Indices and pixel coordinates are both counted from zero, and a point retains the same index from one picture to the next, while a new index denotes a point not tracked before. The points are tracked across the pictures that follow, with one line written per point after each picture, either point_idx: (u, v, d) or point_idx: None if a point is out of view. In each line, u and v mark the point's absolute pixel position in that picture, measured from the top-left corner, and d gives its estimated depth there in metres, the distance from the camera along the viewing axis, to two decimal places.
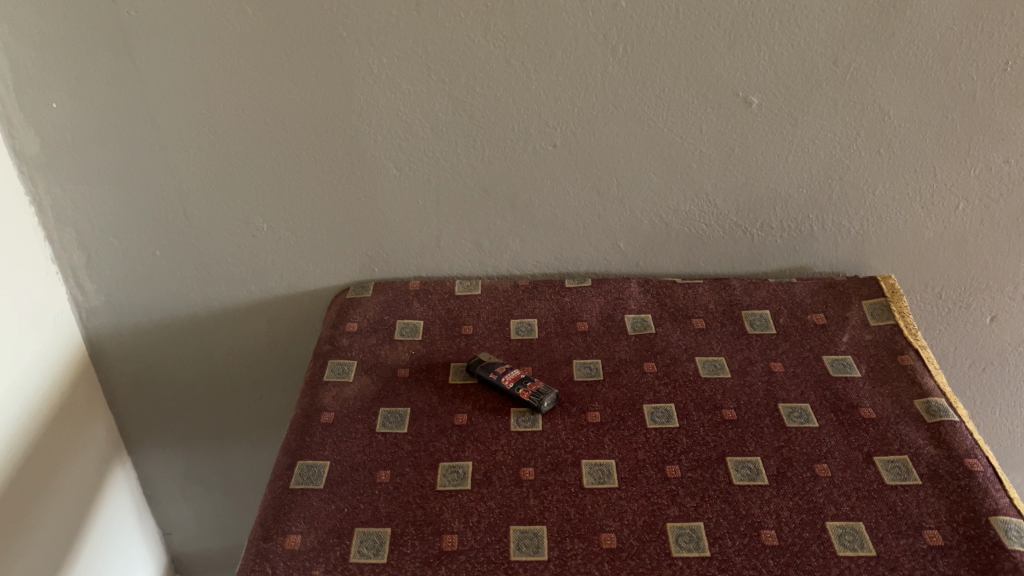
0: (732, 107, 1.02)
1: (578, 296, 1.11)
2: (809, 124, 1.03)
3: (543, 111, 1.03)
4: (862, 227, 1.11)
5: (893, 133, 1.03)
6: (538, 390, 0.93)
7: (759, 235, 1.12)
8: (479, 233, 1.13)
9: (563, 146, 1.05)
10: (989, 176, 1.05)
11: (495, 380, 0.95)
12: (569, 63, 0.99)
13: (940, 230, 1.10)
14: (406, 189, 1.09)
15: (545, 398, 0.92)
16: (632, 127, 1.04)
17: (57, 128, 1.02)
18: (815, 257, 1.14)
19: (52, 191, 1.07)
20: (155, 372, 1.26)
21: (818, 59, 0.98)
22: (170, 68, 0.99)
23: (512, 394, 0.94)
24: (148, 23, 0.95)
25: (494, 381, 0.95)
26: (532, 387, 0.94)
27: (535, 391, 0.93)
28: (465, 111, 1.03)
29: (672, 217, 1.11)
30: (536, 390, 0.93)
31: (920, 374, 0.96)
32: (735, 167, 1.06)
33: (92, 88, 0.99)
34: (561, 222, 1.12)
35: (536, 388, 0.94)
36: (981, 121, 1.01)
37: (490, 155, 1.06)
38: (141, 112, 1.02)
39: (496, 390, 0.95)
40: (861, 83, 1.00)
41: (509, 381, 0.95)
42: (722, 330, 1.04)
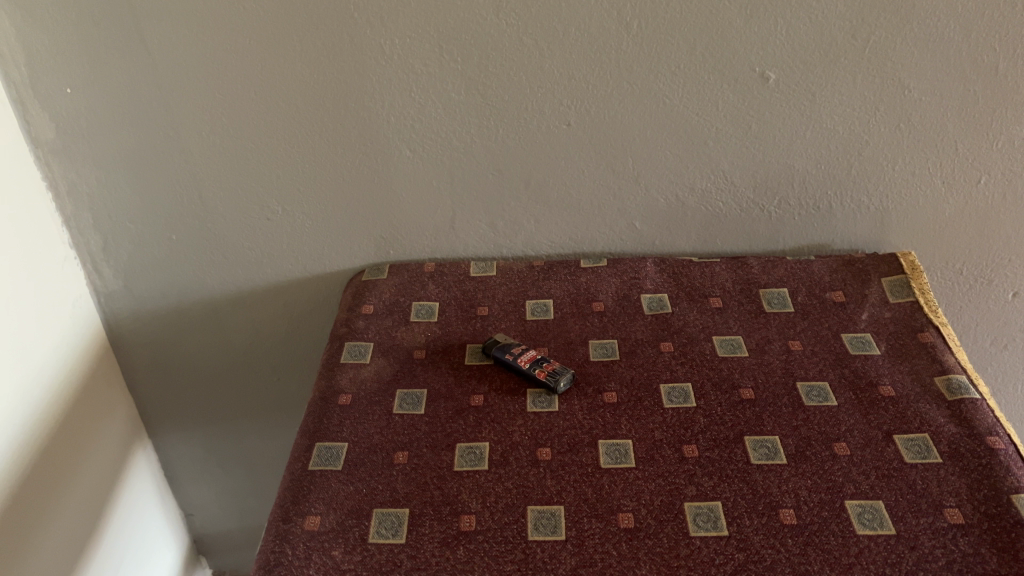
0: (748, 82, 1.00)
1: (593, 277, 1.10)
2: (828, 99, 1.01)
3: (556, 90, 1.02)
4: (881, 203, 1.09)
5: (912, 106, 1.01)
6: (553, 371, 0.93)
7: (776, 213, 1.11)
8: (492, 214, 1.13)
9: (576, 125, 1.05)
10: (1012, 149, 1.03)
11: (513, 363, 0.95)
12: (583, 41, 0.98)
13: (960, 205, 1.09)
14: (419, 170, 1.09)
15: (560, 380, 0.92)
16: (647, 104, 1.03)
17: (72, 113, 1.02)
18: (833, 234, 1.13)
19: (68, 177, 1.07)
20: (174, 356, 1.27)
21: (836, 32, 0.96)
22: (182, 51, 0.98)
23: (528, 376, 0.94)
24: (158, 7, 0.95)
25: (511, 364, 0.95)
26: (547, 367, 0.93)
27: (549, 373, 0.93)
28: (478, 90, 1.02)
29: (688, 196, 1.10)
30: (550, 371, 0.93)
31: (940, 352, 0.95)
32: (752, 143, 1.05)
33: (106, 73, 0.99)
34: (576, 202, 1.11)
35: (552, 370, 0.93)
36: (1003, 92, 0.99)
37: (503, 135, 1.06)
38: (155, 96, 1.02)
39: (514, 372, 0.95)
40: (880, 56, 0.98)
41: (525, 363, 0.94)
42: (739, 309, 1.04)
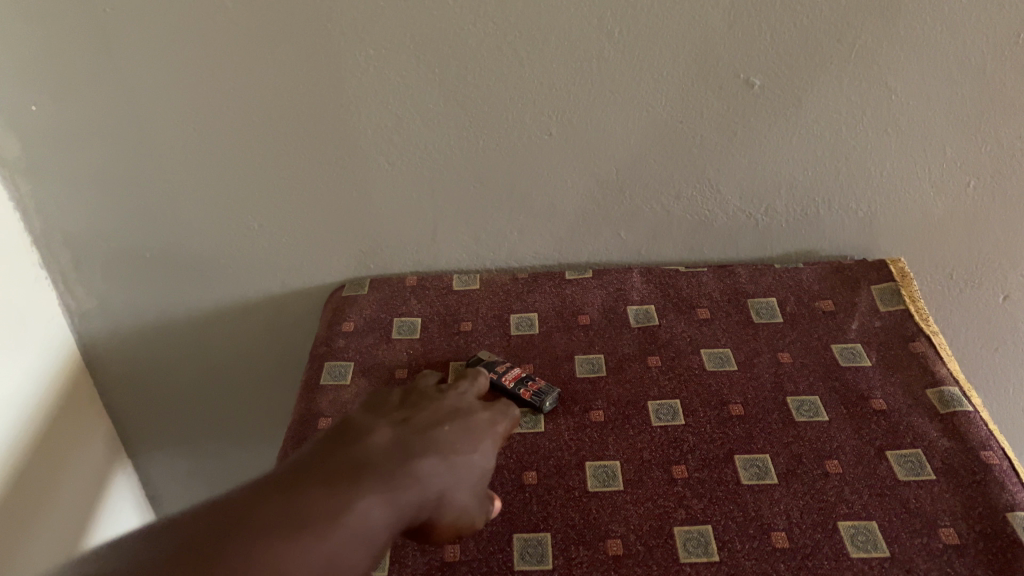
0: (732, 88, 0.98)
1: (578, 289, 1.08)
2: (814, 104, 0.99)
3: (538, 98, 0.99)
4: (869, 208, 1.07)
5: (900, 110, 0.99)
6: (540, 390, 0.91)
7: (763, 220, 1.09)
8: (474, 226, 1.10)
9: (558, 135, 1.02)
10: (1002, 152, 1.02)
11: (498, 382, 0.93)
12: (563, 49, 0.95)
13: (950, 209, 1.07)
14: (398, 183, 1.06)
15: (548, 398, 0.90)
16: (630, 113, 1.00)
17: (38, 130, 0.99)
18: (821, 240, 1.11)
19: (36, 196, 1.04)
20: (153, 375, 1.24)
21: (821, 36, 0.94)
22: (150, 66, 0.95)
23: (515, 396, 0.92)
24: (124, 21, 0.92)
25: (497, 383, 0.93)
26: (534, 386, 0.92)
27: (536, 392, 0.91)
28: (457, 101, 0.99)
29: (673, 205, 1.08)
30: (537, 390, 0.91)
31: (932, 362, 0.93)
32: (737, 150, 1.03)
33: (72, 89, 0.96)
34: (560, 212, 1.09)
35: (539, 388, 0.91)
36: (992, 94, 0.97)
37: (484, 147, 1.03)
38: (124, 112, 0.99)
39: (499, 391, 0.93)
40: (867, 60, 0.96)
41: (511, 382, 0.92)
42: (727, 320, 1.02)
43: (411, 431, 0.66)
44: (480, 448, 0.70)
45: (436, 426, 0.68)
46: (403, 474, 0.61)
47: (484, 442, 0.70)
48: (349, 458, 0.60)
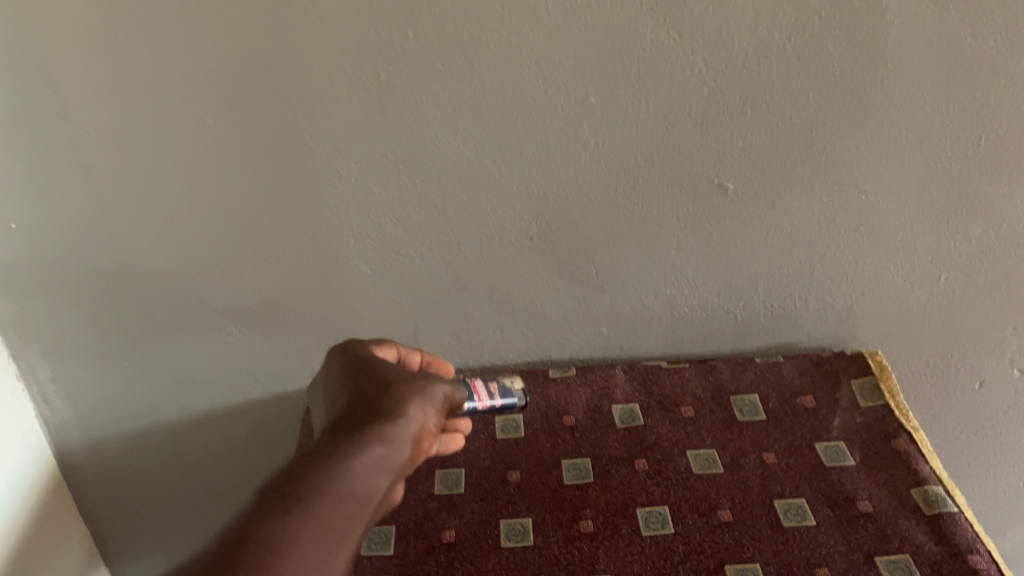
0: (708, 192, 1.00)
1: (562, 388, 1.08)
2: (788, 206, 1.01)
3: (517, 205, 1.01)
4: (845, 302, 1.10)
5: (871, 210, 1.02)
6: (505, 385, 0.96)
7: (741, 315, 1.11)
8: (457, 327, 1.11)
9: (539, 239, 1.04)
10: (971, 246, 1.04)
11: (485, 407, 0.89)
12: (541, 159, 0.97)
13: (923, 301, 1.09)
14: (379, 289, 1.07)
15: (515, 394, 0.97)
16: (608, 217, 1.02)
17: (9, 248, 0.99)
18: (799, 333, 1.13)
19: (11, 310, 1.03)
20: (130, 482, 1.22)
21: (792, 143, 0.97)
22: (129, 184, 0.96)
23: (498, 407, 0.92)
24: (104, 140, 0.93)
25: (481, 409, 0.89)
26: (500, 384, 0.95)
27: (508, 390, 0.95)
28: (437, 209, 1.01)
29: (653, 302, 1.10)
30: (506, 387, 0.95)
31: (914, 461, 0.94)
32: (714, 249, 1.05)
33: (51, 207, 0.97)
34: (541, 312, 1.10)
35: (501, 384, 0.96)
36: (959, 193, 1.00)
37: (465, 252, 1.04)
38: (102, 227, 0.99)
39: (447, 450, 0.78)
40: (837, 164, 0.98)
41: (496, 397, 0.91)
42: (711, 419, 1.02)
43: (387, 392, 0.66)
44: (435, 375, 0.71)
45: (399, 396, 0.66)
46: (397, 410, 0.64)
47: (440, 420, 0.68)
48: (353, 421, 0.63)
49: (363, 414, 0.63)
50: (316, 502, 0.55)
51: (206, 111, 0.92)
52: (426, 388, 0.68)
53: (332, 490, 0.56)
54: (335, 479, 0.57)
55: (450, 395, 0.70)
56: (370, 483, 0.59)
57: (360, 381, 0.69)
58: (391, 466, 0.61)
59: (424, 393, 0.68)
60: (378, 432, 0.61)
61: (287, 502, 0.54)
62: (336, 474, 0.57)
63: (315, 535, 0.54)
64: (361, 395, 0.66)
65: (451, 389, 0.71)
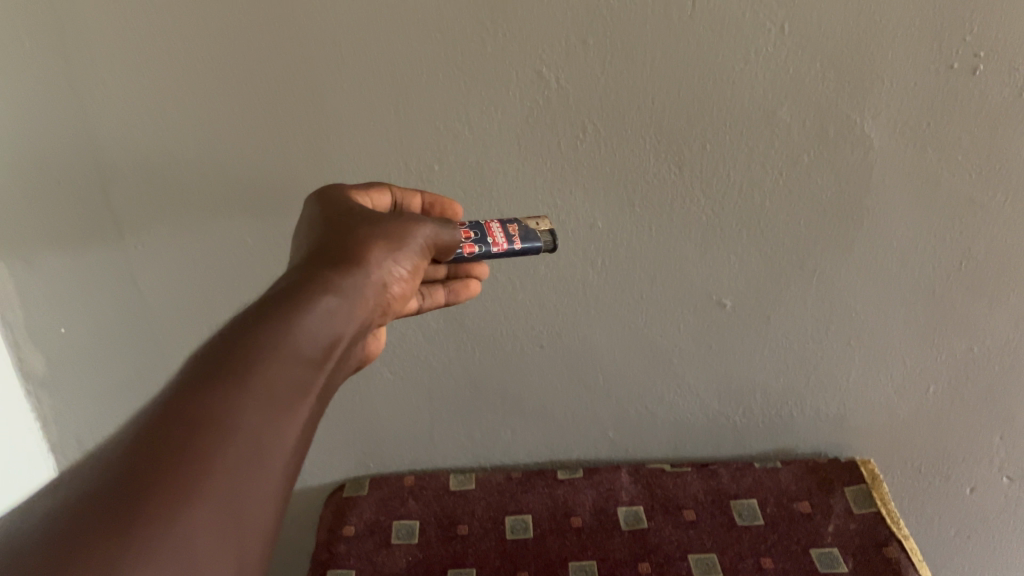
0: (708, 307, 1.07)
1: (570, 489, 1.14)
2: (783, 320, 1.08)
3: (530, 316, 1.09)
4: (840, 409, 1.16)
5: (861, 325, 1.07)
6: (528, 227, 0.84)
7: (741, 420, 1.18)
8: (470, 427, 1.20)
9: (549, 346, 1.11)
10: (957, 361, 1.09)
11: (502, 250, 0.80)
12: (553, 275, 1.05)
13: (914, 410, 1.14)
14: (399, 390, 1.16)
15: (540, 236, 0.84)
16: (615, 328, 1.09)
17: (56, 351, 1.13)
18: (795, 438, 1.19)
19: (56, 405, 1.18)
20: None
21: (785, 263, 1.03)
22: (169, 299, 1.09)
23: (520, 254, 0.82)
24: (151, 256, 1.05)
25: (497, 252, 0.80)
26: (522, 225, 0.84)
27: (531, 233, 0.83)
28: (455, 318, 1.09)
29: (657, 407, 1.17)
30: (529, 229, 0.84)
31: (904, 570, 0.99)
32: (714, 359, 1.12)
33: (97, 318, 1.11)
34: (551, 414, 1.18)
35: (523, 224, 0.84)
36: (945, 313, 1.05)
37: (480, 357, 1.12)
38: (144, 334, 1.12)
39: (451, 260, 0.79)
40: (828, 284, 1.04)
41: (518, 242, 0.82)
42: (712, 522, 1.07)
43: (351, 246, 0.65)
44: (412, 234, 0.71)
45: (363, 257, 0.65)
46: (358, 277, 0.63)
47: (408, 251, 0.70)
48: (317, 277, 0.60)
49: (331, 260, 0.64)
50: (281, 312, 0.54)
51: (245, 231, 1.03)
52: (392, 264, 0.67)
53: (287, 321, 0.54)
54: (292, 313, 0.54)
55: (419, 242, 0.71)
56: (336, 310, 0.58)
57: (333, 228, 0.69)
58: (350, 313, 0.60)
59: (387, 270, 0.67)
60: (344, 279, 0.61)
61: (253, 330, 0.52)
62: (302, 300, 0.56)
63: (281, 338, 0.52)
64: (332, 240, 0.67)
65: (434, 230, 0.74)
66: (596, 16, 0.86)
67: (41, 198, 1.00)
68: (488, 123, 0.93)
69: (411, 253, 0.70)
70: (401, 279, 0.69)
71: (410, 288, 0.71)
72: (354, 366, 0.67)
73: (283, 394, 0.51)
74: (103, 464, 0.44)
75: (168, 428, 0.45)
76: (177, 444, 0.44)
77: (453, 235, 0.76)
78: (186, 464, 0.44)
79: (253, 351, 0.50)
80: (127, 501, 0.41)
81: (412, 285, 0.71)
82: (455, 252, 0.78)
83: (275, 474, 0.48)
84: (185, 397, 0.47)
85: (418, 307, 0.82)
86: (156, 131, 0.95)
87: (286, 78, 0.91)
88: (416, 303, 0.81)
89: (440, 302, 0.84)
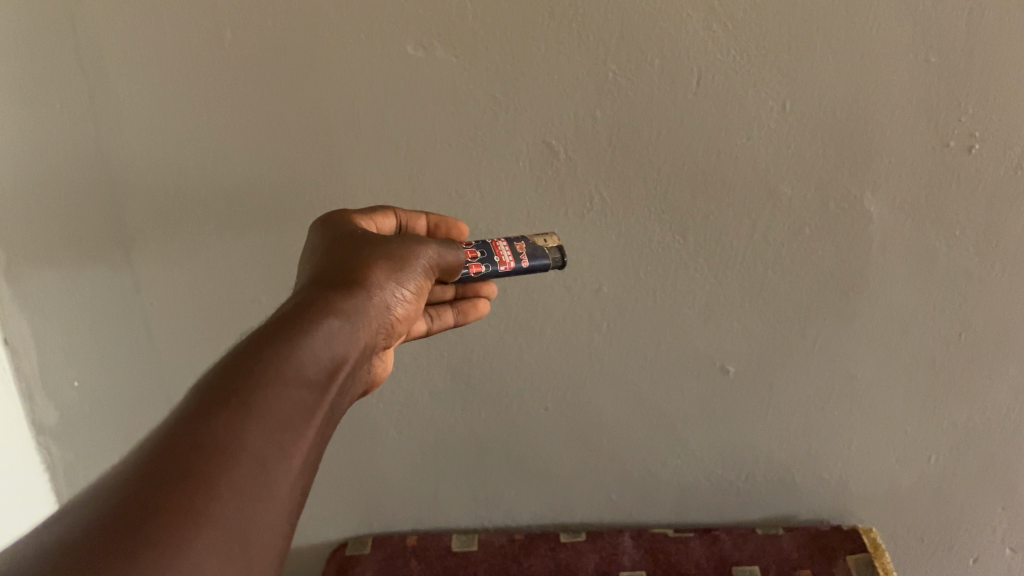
0: (710, 373, 1.09)
1: (573, 552, 1.19)
2: (784, 387, 1.09)
3: (534, 379, 1.10)
4: (841, 476, 1.17)
5: (862, 394, 1.09)
6: (535, 243, 0.85)
7: (743, 486, 1.19)
8: (475, 487, 1.23)
9: (554, 408, 1.13)
10: (957, 431, 1.10)
11: (509, 269, 0.82)
12: (558, 338, 1.07)
13: (916, 480, 1.15)
14: (405, 448, 1.18)
15: (549, 251, 0.85)
16: (619, 392, 1.11)
17: (71, 403, 1.15)
18: (798, 505, 1.21)
19: (67, 457, 1.20)
20: None
21: (787, 330, 1.04)
22: (184, 354, 1.12)
23: (527, 271, 0.84)
24: (168, 312, 1.08)
25: (504, 271, 0.82)
26: (529, 242, 0.85)
27: (538, 249, 0.85)
28: (462, 379, 1.11)
29: (660, 470, 1.19)
30: (536, 246, 0.85)
31: None
32: (716, 424, 1.13)
33: (112, 372, 1.13)
34: (555, 476, 1.21)
35: (530, 241, 0.86)
36: (945, 383, 1.06)
37: (486, 417, 1.14)
38: (158, 388, 1.15)
39: (456, 280, 0.81)
40: (829, 352, 1.06)
41: (525, 260, 0.83)
42: None
43: (356, 268, 0.67)
44: (413, 256, 0.72)
45: (366, 280, 0.66)
46: (361, 300, 0.64)
47: (410, 271, 0.71)
48: (321, 298, 0.61)
49: (334, 282, 0.65)
50: (286, 332, 0.55)
51: (260, 288, 1.05)
52: (394, 288, 0.69)
53: (292, 340, 0.54)
54: (298, 333, 0.55)
55: (422, 263, 0.73)
56: (340, 331, 0.59)
57: (337, 252, 0.70)
58: (354, 334, 0.61)
59: (390, 295, 0.68)
60: (348, 300, 0.63)
61: (259, 349, 0.52)
62: (305, 321, 0.57)
63: (286, 357, 0.53)
64: (335, 262, 0.68)
65: (437, 251, 0.75)
66: (604, 92, 0.89)
67: (62, 254, 1.03)
68: (500, 191, 0.96)
69: (414, 275, 0.72)
70: (403, 301, 0.71)
71: (412, 309, 0.73)
72: (359, 384, 0.68)
73: (291, 412, 0.51)
74: (115, 483, 0.43)
75: (184, 443, 0.44)
76: (191, 458, 0.44)
77: (456, 256, 0.78)
78: (201, 478, 0.43)
79: (259, 370, 0.51)
80: (144, 515, 0.41)
81: (415, 306, 0.73)
82: (461, 272, 0.80)
83: (286, 492, 0.48)
84: (196, 414, 0.46)
85: (427, 328, 0.85)
86: (178, 193, 0.98)
87: (307, 146, 0.95)
88: (423, 324, 0.84)
89: (449, 323, 0.87)
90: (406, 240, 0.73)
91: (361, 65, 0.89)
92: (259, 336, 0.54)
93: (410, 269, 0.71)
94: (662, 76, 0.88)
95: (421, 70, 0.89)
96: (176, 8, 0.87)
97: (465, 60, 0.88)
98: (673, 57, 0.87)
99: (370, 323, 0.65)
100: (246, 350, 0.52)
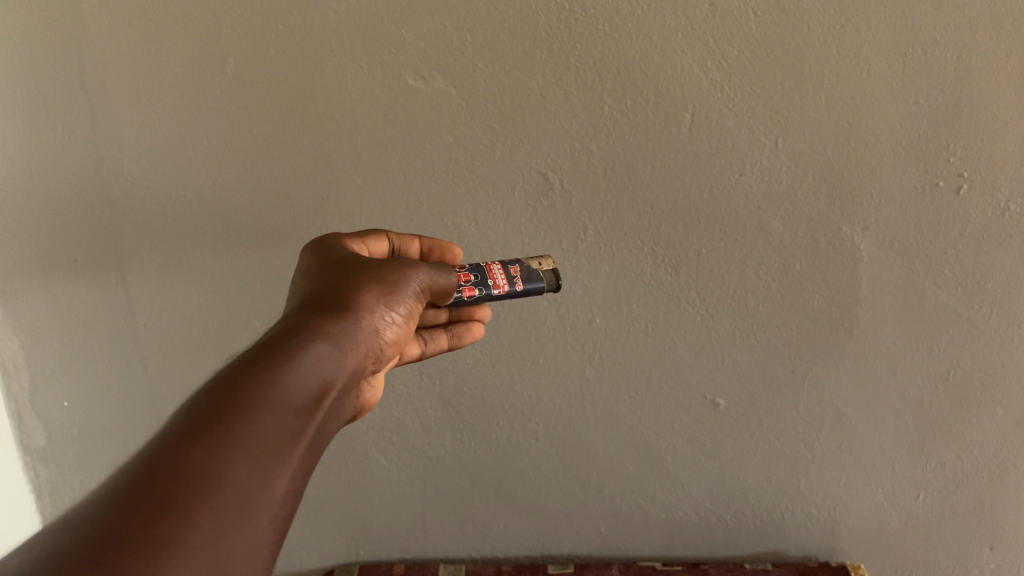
0: (700, 407, 1.09)
1: None
2: (773, 423, 1.10)
3: (525, 410, 1.11)
4: (829, 514, 1.17)
5: (851, 431, 1.09)
6: (529, 267, 0.86)
7: (732, 520, 1.19)
8: (462, 517, 1.22)
9: (544, 439, 1.13)
10: (945, 470, 1.10)
11: (503, 292, 0.83)
12: (550, 369, 1.07)
13: (903, 519, 1.16)
14: (394, 476, 1.18)
15: (543, 275, 0.86)
16: (609, 424, 1.11)
17: (59, 424, 1.15)
18: (786, 542, 1.21)
19: (52, 479, 1.19)
20: None
21: (776, 366, 1.05)
22: (174, 378, 1.11)
23: (521, 294, 0.85)
24: (159, 335, 1.08)
25: (497, 295, 0.83)
26: (523, 266, 0.86)
27: (533, 273, 0.86)
28: (452, 408, 1.11)
29: (649, 504, 1.19)
30: (531, 270, 0.86)
31: None
32: (706, 458, 1.13)
33: (101, 394, 1.13)
34: (543, 507, 1.20)
35: (524, 265, 0.86)
36: (933, 422, 1.07)
37: (476, 447, 1.14)
38: (147, 411, 1.14)
39: (450, 303, 0.81)
40: (818, 389, 1.06)
41: (519, 284, 0.84)
42: None
43: (347, 292, 0.67)
44: (404, 280, 0.73)
45: (356, 304, 0.67)
46: (350, 324, 0.65)
47: (401, 295, 0.72)
48: (310, 322, 0.62)
49: (323, 305, 0.65)
50: (273, 357, 0.55)
51: (254, 312, 1.06)
52: (384, 312, 0.70)
53: (278, 365, 0.55)
54: (285, 357, 0.56)
55: (413, 287, 0.74)
56: (328, 355, 0.60)
57: (327, 275, 0.71)
58: (342, 359, 0.62)
59: (380, 318, 0.69)
60: (336, 325, 0.63)
61: (245, 374, 0.53)
62: (292, 345, 0.57)
63: (272, 382, 0.53)
64: (325, 286, 0.69)
65: (429, 274, 0.76)
66: (600, 127, 0.91)
67: (57, 275, 1.03)
68: (495, 221, 0.97)
69: (405, 298, 0.73)
70: (393, 324, 0.71)
71: (404, 332, 0.74)
72: (349, 408, 0.69)
73: (276, 437, 0.51)
74: (102, 503, 0.43)
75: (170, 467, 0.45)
76: (173, 485, 0.44)
77: (449, 279, 0.79)
78: (183, 505, 0.43)
79: (245, 395, 0.51)
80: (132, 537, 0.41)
81: (406, 329, 0.74)
82: (454, 296, 0.80)
83: (272, 515, 0.49)
84: (178, 440, 0.47)
85: (420, 352, 0.85)
86: (175, 217, 0.99)
87: (304, 173, 0.96)
88: (418, 347, 0.85)
89: (443, 347, 0.88)
90: (397, 263, 0.74)
91: (362, 95, 0.91)
92: (246, 360, 0.55)
93: (401, 293, 0.72)
94: (657, 112, 0.89)
95: (420, 101, 0.90)
96: (181, 34, 0.89)
97: (463, 92, 0.90)
98: (668, 95, 0.88)
99: (359, 346, 0.65)
100: (232, 375, 0.53)
